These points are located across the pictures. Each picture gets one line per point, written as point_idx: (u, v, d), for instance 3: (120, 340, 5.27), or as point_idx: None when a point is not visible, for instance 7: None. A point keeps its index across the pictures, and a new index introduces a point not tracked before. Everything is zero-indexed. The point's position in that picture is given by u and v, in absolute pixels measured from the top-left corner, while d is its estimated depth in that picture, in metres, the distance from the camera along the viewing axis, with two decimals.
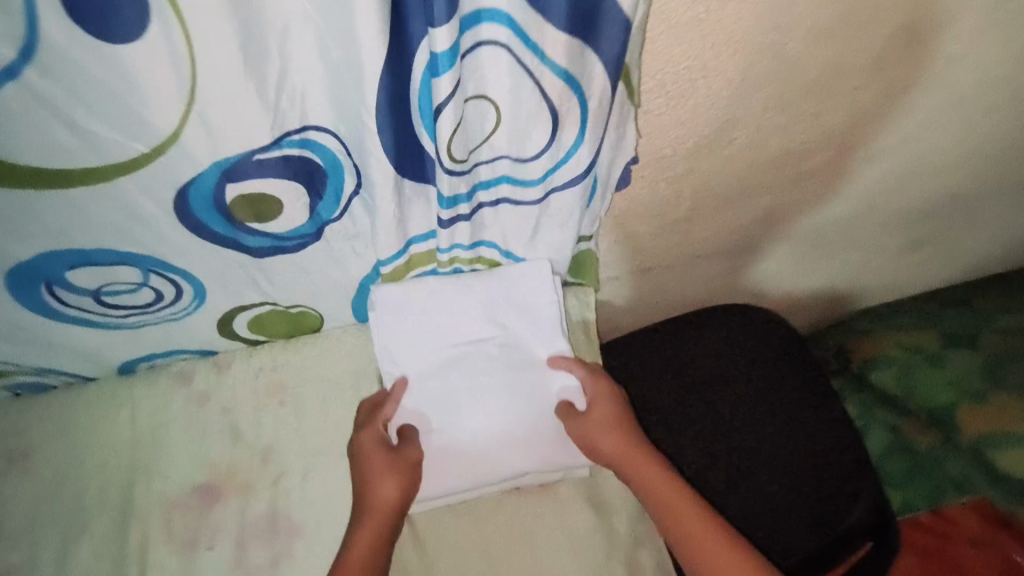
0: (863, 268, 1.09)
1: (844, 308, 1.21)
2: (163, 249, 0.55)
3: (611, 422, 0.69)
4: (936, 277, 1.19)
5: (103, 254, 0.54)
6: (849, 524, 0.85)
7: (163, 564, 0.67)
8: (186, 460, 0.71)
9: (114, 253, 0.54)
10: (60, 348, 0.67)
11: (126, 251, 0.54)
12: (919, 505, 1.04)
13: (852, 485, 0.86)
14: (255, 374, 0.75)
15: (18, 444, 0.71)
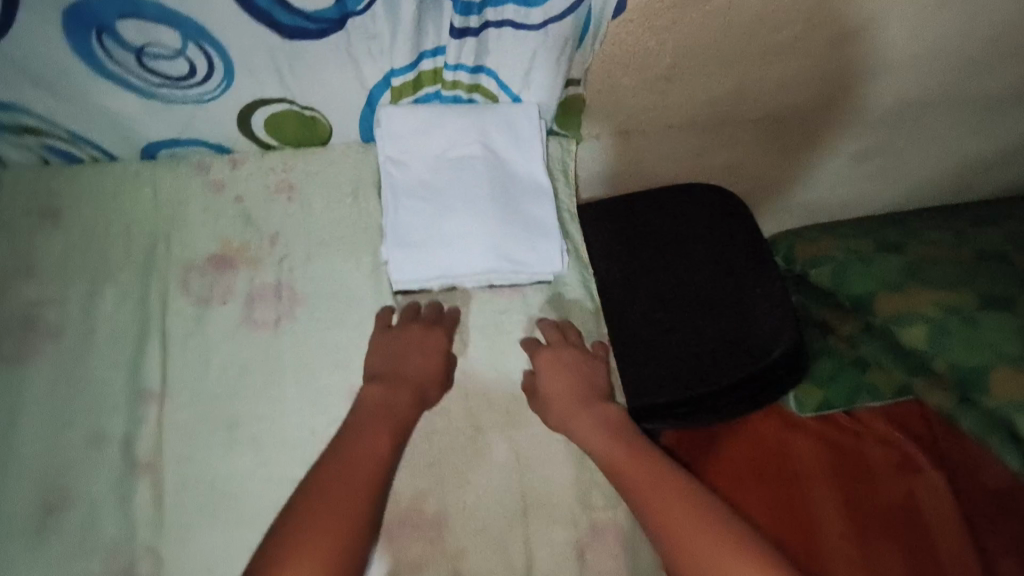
0: (819, 172, 1.19)
1: (794, 212, 1.33)
2: (205, 11, 0.61)
3: (554, 377, 0.76)
4: (881, 192, 1.32)
5: (126, 6, 0.59)
6: (771, 361, 0.93)
7: (180, 312, 0.76)
8: (201, 234, 0.80)
9: (163, 10, 0.60)
10: (93, 114, 0.73)
11: (172, 11, 0.60)
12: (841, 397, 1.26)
13: (775, 332, 0.94)
14: (267, 172, 0.83)
15: (47, 202, 0.78)
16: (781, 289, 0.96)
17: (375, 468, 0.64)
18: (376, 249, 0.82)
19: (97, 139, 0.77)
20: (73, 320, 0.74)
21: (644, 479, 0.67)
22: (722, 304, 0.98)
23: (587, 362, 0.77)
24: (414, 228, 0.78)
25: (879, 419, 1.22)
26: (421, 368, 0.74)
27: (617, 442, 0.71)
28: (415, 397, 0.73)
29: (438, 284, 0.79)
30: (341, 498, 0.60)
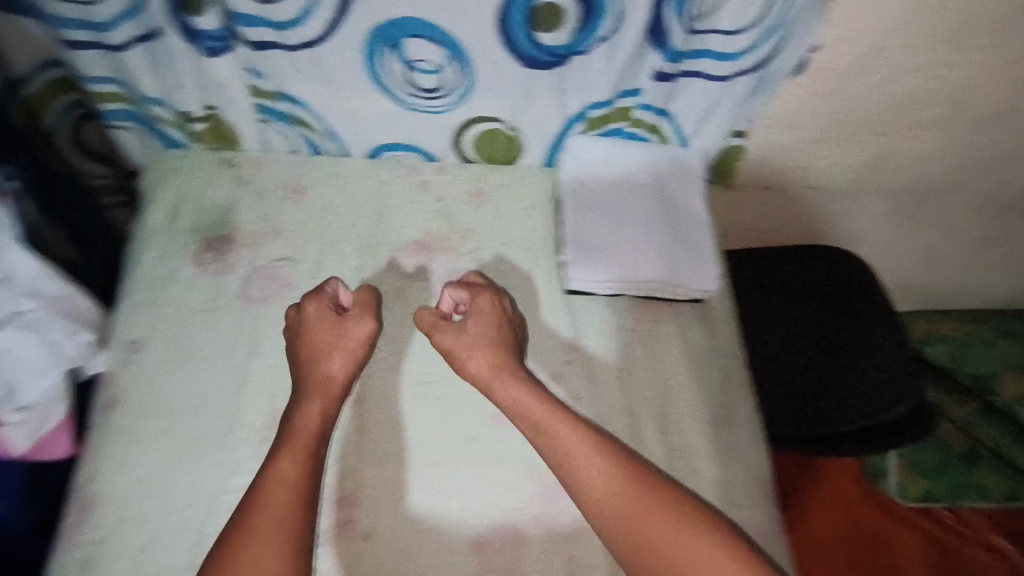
0: (944, 256, 1.25)
1: (914, 298, 1.36)
2: (473, 37, 0.78)
3: (476, 371, 0.80)
4: (1005, 292, 1.33)
5: (424, 28, 0.77)
6: (894, 416, 0.89)
7: (388, 283, 0.89)
8: (411, 223, 0.94)
9: (442, 34, 0.77)
10: (352, 114, 0.91)
11: (448, 35, 0.77)
12: (942, 497, 1.26)
13: (899, 389, 0.90)
14: (466, 180, 0.98)
15: (296, 182, 0.95)
16: (903, 344, 0.93)
17: (306, 472, 0.72)
18: (551, 254, 0.94)
19: (342, 137, 0.95)
20: (305, 274, 0.89)
21: (595, 478, 0.73)
22: (852, 355, 0.96)
23: (486, 344, 0.80)
24: (594, 234, 0.91)
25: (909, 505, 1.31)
26: (326, 356, 0.79)
27: (569, 445, 0.74)
28: (324, 391, 0.77)
29: (607, 286, 0.89)
30: (269, 512, 0.68)
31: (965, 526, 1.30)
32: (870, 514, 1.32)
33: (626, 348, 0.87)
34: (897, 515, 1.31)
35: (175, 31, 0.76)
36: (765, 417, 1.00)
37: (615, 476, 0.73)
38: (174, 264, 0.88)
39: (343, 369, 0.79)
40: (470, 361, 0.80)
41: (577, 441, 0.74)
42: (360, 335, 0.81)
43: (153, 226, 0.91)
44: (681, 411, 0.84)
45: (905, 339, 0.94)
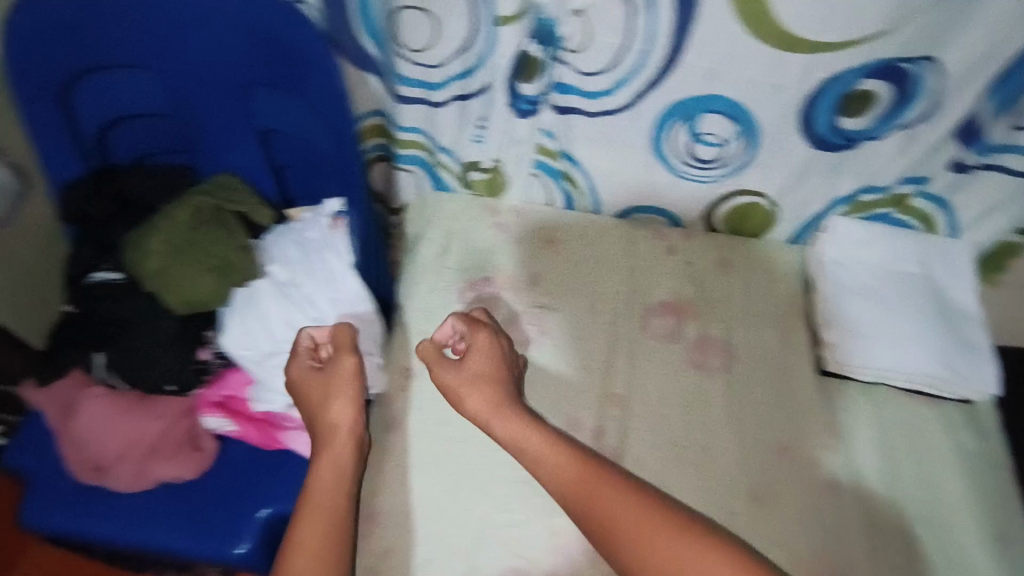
0: None
1: None
2: (774, 119, 0.79)
3: (487, 415, 0.77)
4: None
5: (727, 106, 0.79)
6: None
7: (640, 341, 0.92)
8: (660, 284, 0.97)
9: (741, 110, 0.79)
10: (619, 178, 0.94)
11: (747, 112, 0.79)
12: None
13: None
14: (713, 247, 0.99)
15: (552, 233, 1.01)
16: None
17: (333, 515, 0.65)
18: (803, 331, 0.92)
19: (600, 195, 0.99)
20: (561, 322, 0.93)
21: (603, 505, 0.67)
22: None
23: (488, 383, 0.78)
24: (859, 319, 0.89)
25: None
26: (328, 407, 0.71)
27: (539, 455, 0.73)
28: (342, 440, 0.69)
29: (868, 373, 0.87)
30: (304, 547, 0.63)
31: None
32: None
33: (887, 441, 0.84)
34: None
35: (502, 97, 0.82)
36: None
37: (575, 475, 0.71)
38: (443, 299, 0.95)
39: (347, 415, 0.70)
40: (472, 397, 0.78)
41: (562, 461, 0.72)
42: (348, 374, 0.72)
43: (423, 261, 0.98)
44: (952, 519, 0.79)
45: None
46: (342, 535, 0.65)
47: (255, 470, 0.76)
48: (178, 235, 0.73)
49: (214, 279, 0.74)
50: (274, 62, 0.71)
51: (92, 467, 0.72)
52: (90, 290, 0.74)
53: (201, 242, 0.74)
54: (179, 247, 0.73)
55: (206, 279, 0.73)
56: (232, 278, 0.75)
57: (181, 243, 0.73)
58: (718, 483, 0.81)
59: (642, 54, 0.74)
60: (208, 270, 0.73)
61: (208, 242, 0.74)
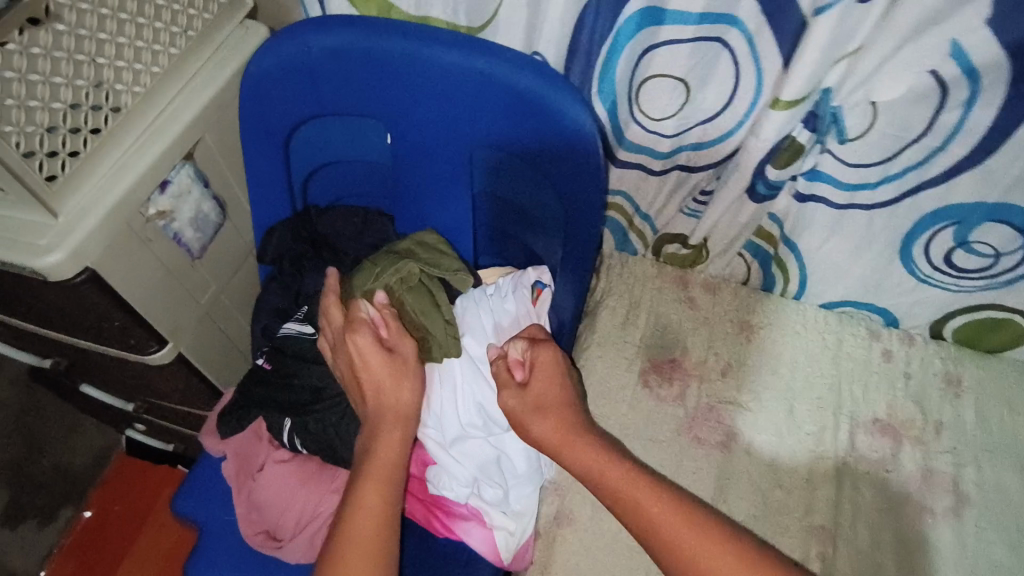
0: None
1: None
2: None
3: (563, 450, 0.64)
4: None
5: (1017, 217, 0.67)
6: None
7: (848, 463, 0.80)
8: (873, 397, 0.84)
9: None
10: (842, 271, 0.84)
11: None
12: None
13: None
14: (939, 361, 0.86)
15: (747, 319, 0.91)
16: None
17: (391, 499, 0.59)
18: None
19: (810, 283, 0.88)
20: (754, 425, 0.83)
21: (669, 534, 0.56)
22: None
23: (556, 408, 0.66)
24: None
25: None
26: (390, 388, 0.63)
27: (617, 484, 0.61)
28: (403, 422, 0.63)
29: None
30: (363, 526, 0.57)
31: None
32: None
33: None
34: None
35: (743, 176, 0.72)
36: None
37: (657, 508, 0.58)
38: (623, 379, 0.86)
39: (415, 398, 0.64)
40: (547, 425, 0.65)
41: (655, 504, 0.58)
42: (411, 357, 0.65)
43: (602, 331, 0.90)
44: None
45: None
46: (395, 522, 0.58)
47: (424, 558, 0.70)
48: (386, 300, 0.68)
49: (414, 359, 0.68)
50: (516, 135, 0.65)
51: (265, 533, 0.68)
52: (280, 342, 0.70)
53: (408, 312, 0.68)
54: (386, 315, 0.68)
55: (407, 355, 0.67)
56: (431, 353, 0.68)
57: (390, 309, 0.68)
58: None
59: (930, 154, 0.64)
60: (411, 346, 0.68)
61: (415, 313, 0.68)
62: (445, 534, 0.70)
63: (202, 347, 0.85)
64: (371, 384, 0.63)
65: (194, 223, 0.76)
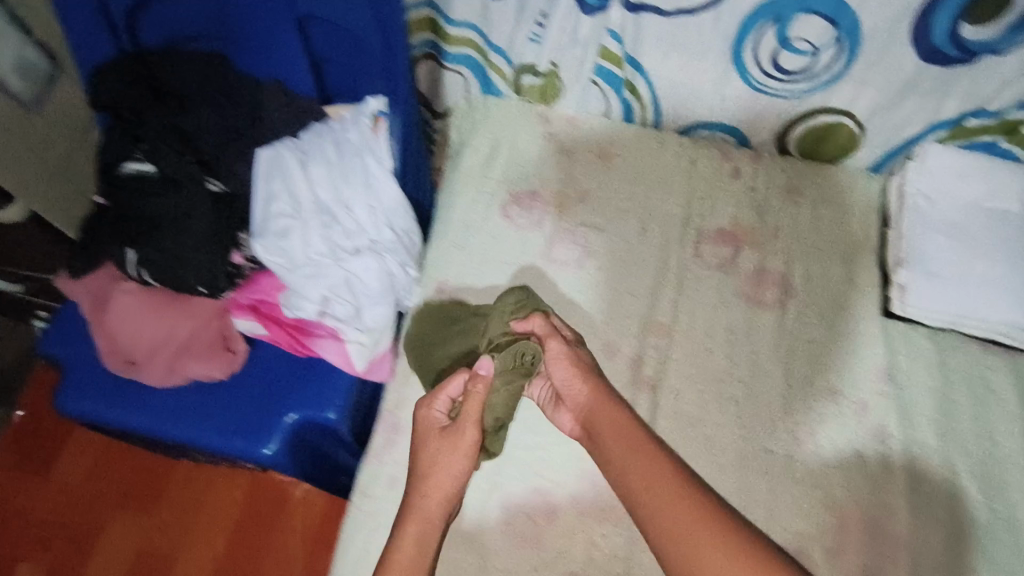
0: None
1: None
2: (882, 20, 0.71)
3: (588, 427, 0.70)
4: None
5: (827, 7, 0.70)
6: None
7: (690, 269, 0.86)
8: (719, 210, 0.89)
9: (842, 5, 0.70)
10: (688, 88, 0.87)
11: (848, 7, 0.70)
12: None
13: None
14: (783, 173, 0.91)
15: (605, 148, 0.93)
16: None
17: (432, 532, 0.65)
18: (871, 270, 0.86)
19: (664, 106, 0.91)
20: (608, 242, 0.88)
21: (657, 504, 0.61)
22: None
23: (591, 403, 0.70)
24: (936, 258, 0.80)
25: None
26: (435, 474, 0.68)
27: (630, 452, 0.65)
28: (445, 493, 0.67)
29: (937, 315, 0.79)
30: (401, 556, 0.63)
31: None
32: None
33: (949, 389, 0.79)
34: None
35: None
36: None
37: (658, 480, 0.62)
38: (485, 211, 0.90)
39: (445, 485, 0.67)
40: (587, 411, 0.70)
41: (656, 469, 0.63)
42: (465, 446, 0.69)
43: (467, 170, 0.93)
44: (1012, 478, 0.74)
45: None
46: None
47: (284, 376, 0.75)
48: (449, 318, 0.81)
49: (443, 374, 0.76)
50: None
51: (125, 359, 0.72)
52: (121, 180, 0.71)
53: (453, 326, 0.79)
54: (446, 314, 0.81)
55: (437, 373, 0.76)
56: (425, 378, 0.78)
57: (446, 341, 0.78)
58: (759, 421, 0.78)
59: None
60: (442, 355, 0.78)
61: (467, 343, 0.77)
62: (302, 353, 0.76)
63: (56, 205, 0.85)
64: (422, 460, 0.69)
65: (17, 69, 0.74)
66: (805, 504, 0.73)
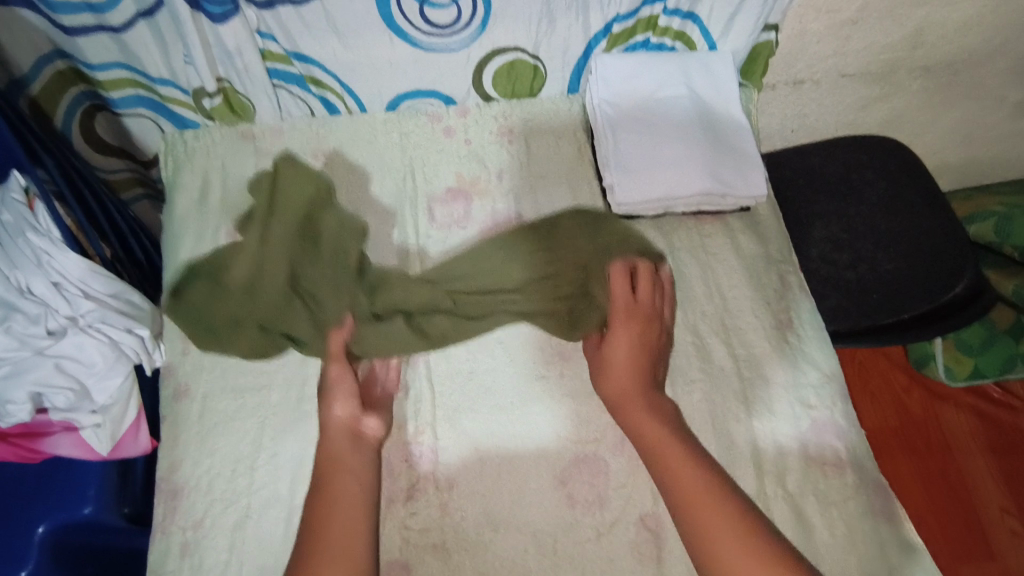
0: (996, 140, 1.15)
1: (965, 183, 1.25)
2: None
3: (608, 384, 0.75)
4: None
5: None
6: (962, 288, 0.92)
7: (428, 235, 0.88)
8: (442, 171, 0.92)
9: None
10: (367, 67, 0.88)
11: None
12: (988, 374, 1.14)
13: (959, 265, 0.93)
14: (491, 120, 0.95)
15: (318, 146, 0.92)
16: (937, 216, 0.98)
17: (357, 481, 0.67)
18: (590, 182, 0.92)
19: (358, 91, 0.93)
20: None
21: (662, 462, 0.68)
22: (908, 235, 0.97)
23: (605, 352, 0.76)
24: (629, 154, 0.87)
25: (948, 406, 1.21)
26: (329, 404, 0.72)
27: (634, 411, 0.72)
28: (352, 429, 0.71)
29: (650, 205, 0.86)
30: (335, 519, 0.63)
31: (984, 404, 1.21)
32: (913, 400, 1.22)
33: (678, 264, 0.87)
34: (902, 406, 1.22)
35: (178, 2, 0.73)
36: (834, 305, 0.96)
37: (661, 440, 0.69)
38: (210, 245, 0.86)
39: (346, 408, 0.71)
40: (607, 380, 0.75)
41: (667, 437, 0.69)
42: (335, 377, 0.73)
43: (182, 210, 0.88)
44: (745, 321, 0.83)
45: (934, 206, 0.99)
46: (368, 519, 0.65)
47: (23, 488, 0.70)
48: (308, 203, 0.84)
49: (312, 327, 0.78)
50: None
51: None
52: None
53: (544, 274, 0.83)
54: (546, 240, 0.85)
55: (278, 296, 0.78)
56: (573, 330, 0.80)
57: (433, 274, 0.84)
58: (529, 353, 0.81)
59: None
60: (393, 342, 0.78)
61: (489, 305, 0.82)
62: (37, 459, 0.70)
63: None
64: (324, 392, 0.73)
65: None
66: (584, 411, 0.77)
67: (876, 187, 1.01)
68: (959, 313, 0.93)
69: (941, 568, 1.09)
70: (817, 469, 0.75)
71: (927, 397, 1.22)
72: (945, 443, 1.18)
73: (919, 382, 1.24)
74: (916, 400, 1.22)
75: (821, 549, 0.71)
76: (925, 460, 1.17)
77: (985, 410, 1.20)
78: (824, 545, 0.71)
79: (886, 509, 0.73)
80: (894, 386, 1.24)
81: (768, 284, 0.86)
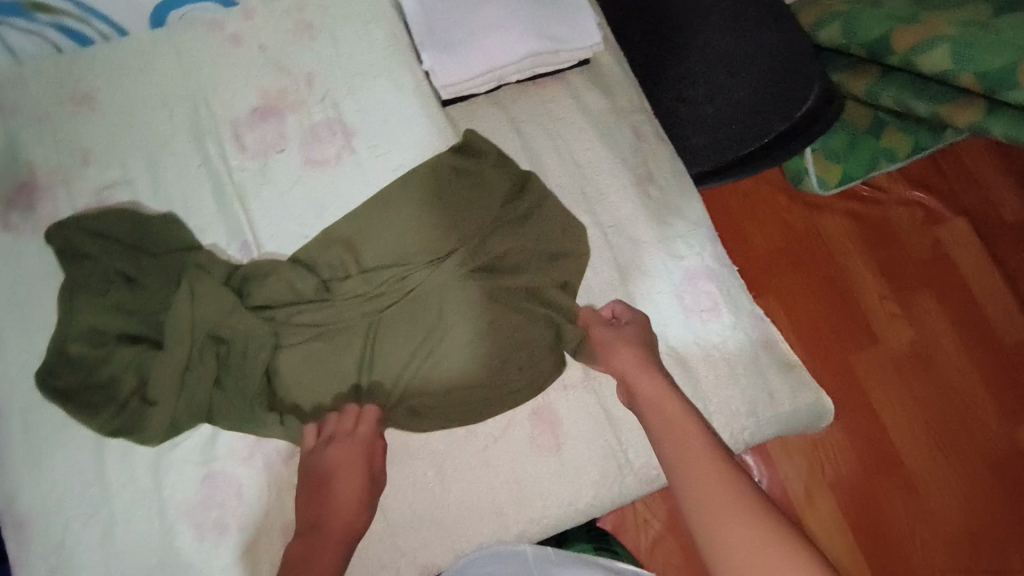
0: None
1: None
2: None
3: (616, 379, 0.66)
4: None
5: None
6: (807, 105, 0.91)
7: (242, 168, 0.76)
8: (240, 88, 0.79)
9: None
10: None
11: None
12: (855, 175, 1.17)
13: (802, 81, 0.91)
14: (282, 17, 0.81)
15: (76, 89, 0.76)
16: (779, 28, 0.93)
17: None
18: (413, 68, 0.81)
19: (105, 11, 0.75)
20: (143, 193, 0.74)
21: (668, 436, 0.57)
22: (755, 56, 0.92)
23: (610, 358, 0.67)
24: (443, 29, 0.77)
25: (829, 215, 1.24)
26: (336, 486, 0.63)
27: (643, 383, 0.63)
28: (356, 511, 0.63)
29: (480, 82, 0.77)
30: None
31: (861, 204, 1.25)
32: (791, 215, 1.25)
33: (526, 140, 0.80)
34: (783, 225, 1.24)
35: None
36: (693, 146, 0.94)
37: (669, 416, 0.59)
38: None
39: (353, 498, 0.63)
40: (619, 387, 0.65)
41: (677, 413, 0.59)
42: (358, 471, 0.64)
43: None
44: (604, 186, 0.79)
45: (776, 18, 0.93)
46: None
47: None
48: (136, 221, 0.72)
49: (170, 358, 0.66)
50: None
51: None
52: None
53: (429, 243, 0.72)
54: (421, 186, 0.74)
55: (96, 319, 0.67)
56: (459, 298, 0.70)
57: (300, 256, 0.73)
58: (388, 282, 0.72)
59: None
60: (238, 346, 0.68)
61: (372, 279, 0.71)
62: None
63: None
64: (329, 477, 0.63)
65: None
66: None
67: (718, 8, 0.94)
68: (807, 131, 0.92)
69: (835, 364, 1.17)
70: (696, 317, 0.74)
71: (805, 212, 1.25)
72: (828, 249, 1.23)
73: (797, 199, 1.25)
74: (798, 215, 1.24)
75: (710, 391, 0.73)
76: (813, 271, 1.22)
77: (861, 208, 1.24)
78: (712, 386, 0.73)
79: (764, 336, 0.75)
80: (775, 206, 1.25)
81: (622, 140, 0.81)
